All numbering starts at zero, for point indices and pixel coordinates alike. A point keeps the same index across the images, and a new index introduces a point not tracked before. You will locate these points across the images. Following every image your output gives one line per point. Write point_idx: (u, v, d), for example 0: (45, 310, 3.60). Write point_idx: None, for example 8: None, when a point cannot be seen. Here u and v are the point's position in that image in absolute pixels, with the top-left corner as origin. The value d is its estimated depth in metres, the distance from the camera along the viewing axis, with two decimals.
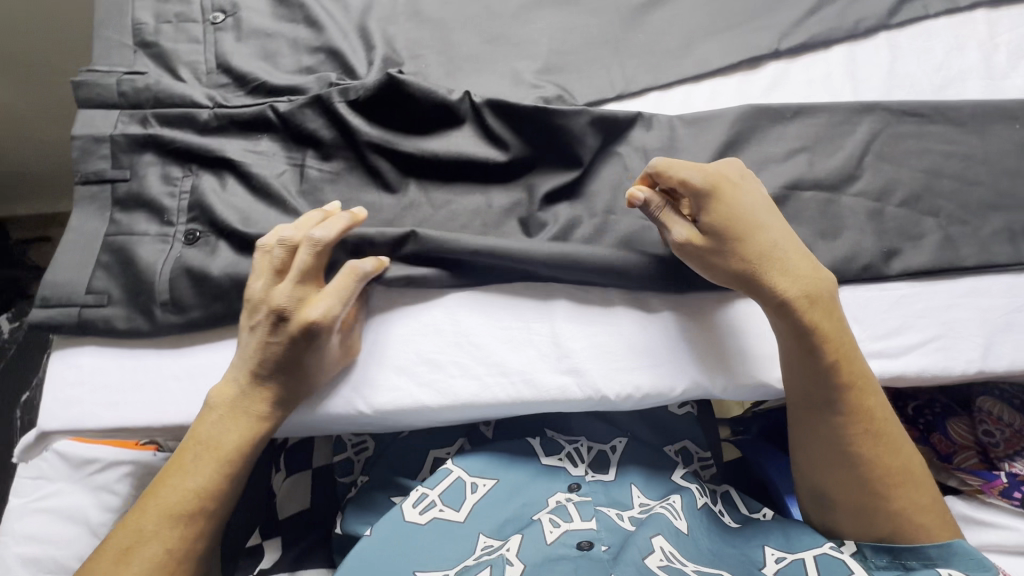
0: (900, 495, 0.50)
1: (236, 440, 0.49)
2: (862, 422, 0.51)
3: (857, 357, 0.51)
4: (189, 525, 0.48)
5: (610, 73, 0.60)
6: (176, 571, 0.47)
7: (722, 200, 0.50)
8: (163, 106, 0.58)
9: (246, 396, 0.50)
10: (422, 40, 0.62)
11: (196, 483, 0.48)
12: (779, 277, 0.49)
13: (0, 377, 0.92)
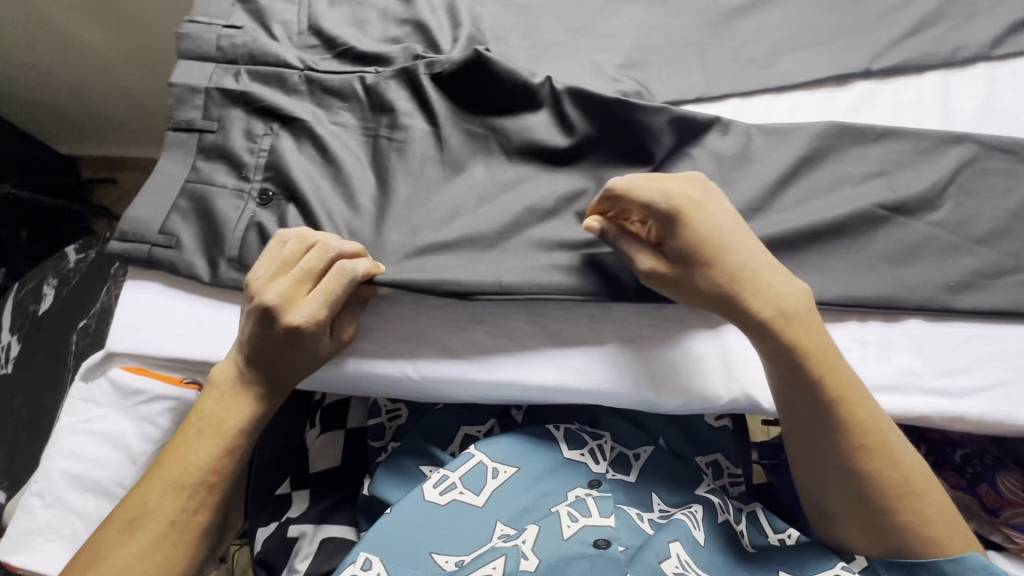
0: (904, 504, 0.48)
1: (238, 417, 0.51)
2: (853, 438, 0.48)
3: (840, 369, 0.49)
4: (193, 497, 0.49)
5: (693, 73, 0.60)
6: (181, 541, 0.48)
7: (691, 217, 0.47)
8: (256, 63, 0.60)
9: (247, 374, 0.51)
10: (508, 23, 0.62)
11: (198, 458, 0.50)
12: (755, 293, 0.47)
13: (63, 302, 0.98)
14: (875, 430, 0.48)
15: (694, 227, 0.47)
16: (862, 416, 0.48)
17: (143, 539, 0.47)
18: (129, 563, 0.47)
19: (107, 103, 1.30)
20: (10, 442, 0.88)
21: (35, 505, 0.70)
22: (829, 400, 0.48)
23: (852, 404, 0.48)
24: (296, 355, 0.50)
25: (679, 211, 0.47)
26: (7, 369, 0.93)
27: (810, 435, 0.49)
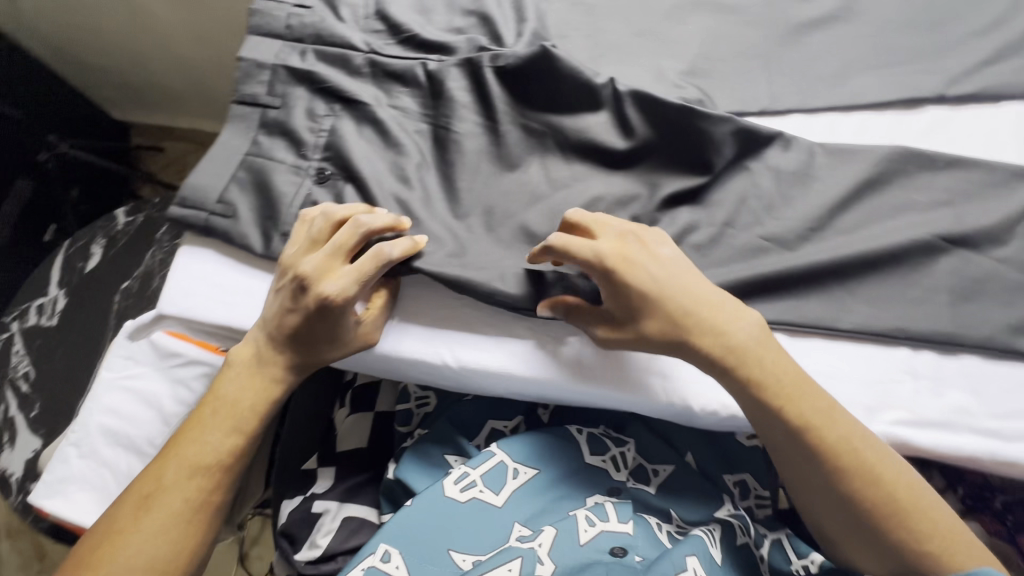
0: (899, 523, 0.45)
1: (250, 398, 0.53)
2: (826, 461, 0.46)
3: (806, 395, 0.47)
4: (208, 477, 0.52)
5: (758, 86, 0.59)
6: (196, 518, 0.51)
7: (626, 271, 0.48)
8: (322, 43, 0.61)
9: (260, 357, 0.54)
10: (573, 22, 0.62)
11: (212, 439, 0.52)
12: (703, 333, 0.47)
13: (110, 262, 1.01)
14: (852, 453, 0.46)
15: (629, 281, 0.47)
16: (836, 440, 0.46)
17: (160, 515, 0.50)
18: (145, 538, 0.49)
19: (167, 75, 1.35)
20: (53, 392, 0.92)
21: (70, 454, 0.74)
22: (795, 430, 0.46)
23: (821, 430, 0.46)
24: (310, 338, 0.51)
25: (614, 267, 0.48)
26: (52, 322, 0.97)
27: (790, 462, 0.48)
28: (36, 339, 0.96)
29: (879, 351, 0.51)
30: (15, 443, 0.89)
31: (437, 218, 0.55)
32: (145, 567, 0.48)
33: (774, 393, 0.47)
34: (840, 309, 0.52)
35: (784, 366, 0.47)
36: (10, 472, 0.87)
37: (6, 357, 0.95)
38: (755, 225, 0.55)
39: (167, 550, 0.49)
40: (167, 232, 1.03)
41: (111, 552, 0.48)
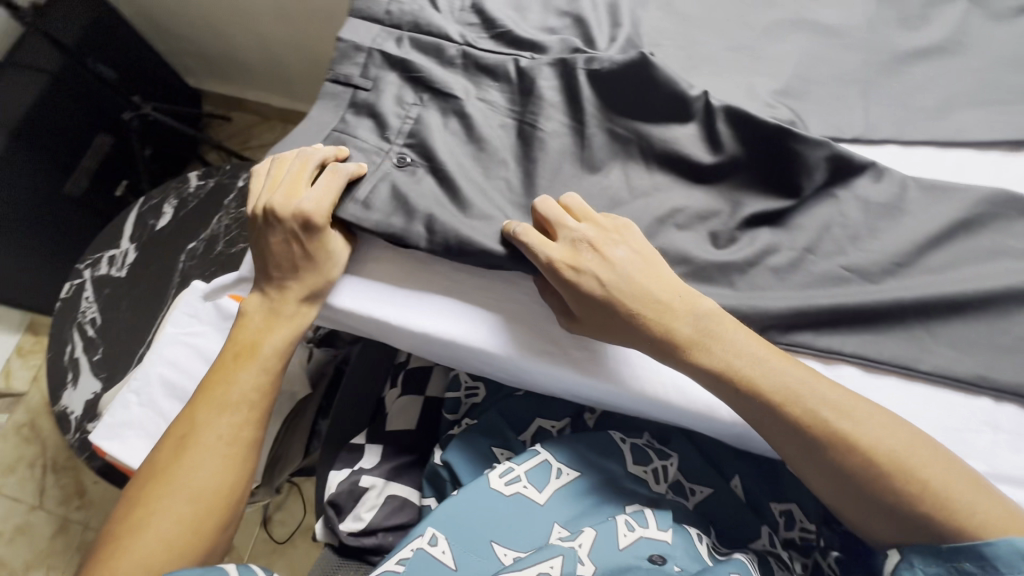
0: (888, 484, 0.43)
1: (273, 337, 0.56)
2: (807, 437, 0.46)
3: (763, 372, 0.47)
4: (237, 412, 0.54)
5: (854, 113, 0.57)
6: (231, 453, 0.53)
7: (571, 276, 0.50)
8: (418, 31, 0.62)
9: (274, 298, 0.57)
10: (669, 31, 0.62)
11: (238, 379, 0.55)
12: (649, 322, 0.49)
13: (180, 222, 1.05)
14: (820, 425, 0.45)
15: (573, 287, 0.50)
16: (801, 415, 0.46)
17: (200, 452, 0.52)
18: (193, 476, 0.51)
19: (247, 51, 1.40)
20: (115, 340, 0.97)
21: (131, 401, 0.79)
22: (766, 409, 0.46)
23: (784, 407, 0.46)
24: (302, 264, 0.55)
25: (560, 274, 0.50)
26: (121, 273, 1.01)
27: (781, 446, 0.48)
28: (105, 288, 1.00)
29: (957, 398, 0.50)
30: (77, 383, 0.94)
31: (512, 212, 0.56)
32: (193, 500, 0.51)
33: (729, 376, 0.47)
34: (920, 349, 0.50)
35: (740, 342, 0.48)
36: (71, 410, 0.93)
37: (75, 302, 0.99)
38: (836, 254, 0.54)
39: (214, 485, 0.52)
40: (235, 198, 1.06)
41: (161, 492, 0.51)
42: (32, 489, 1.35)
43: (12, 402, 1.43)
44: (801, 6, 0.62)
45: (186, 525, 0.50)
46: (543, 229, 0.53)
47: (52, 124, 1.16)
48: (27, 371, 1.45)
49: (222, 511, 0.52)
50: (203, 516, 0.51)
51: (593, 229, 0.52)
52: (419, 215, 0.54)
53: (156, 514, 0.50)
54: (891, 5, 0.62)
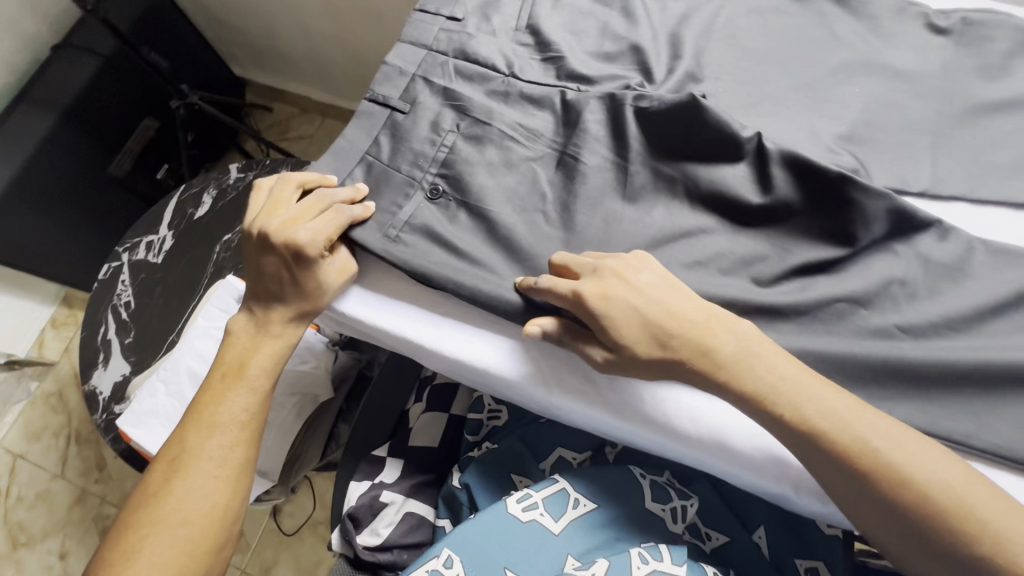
0: (943, 519, 0.40)
1: (262, 353, 0.55)
2: (853, 468, 0.42)
3: (807, 398, 0.44)
4: (227, 432, 0.52)
5: (920, 165, 0.55)
6: (223, 473, 0.51)
7: (600, 305, 0.47)
8: (471, 50, 0.61)
9: (264, 317, 0.56)
10: (730, 66, 0.60)
11: (226, 399, 0.53)
12: (683, 346, 0.46)
13: (216, 212, 1.06)
14: (869, 452, 0.42)
15: (604, 318, 0.47)
16: (852, 445, 0.42)
17: (193, 476, 0.50)
18: (188, 501, 0.50)
19: (296, 47, 1.42)
20: (147, 326, 0.98)
21: (159, 390, 0.81)
22: (806, 436, 0.44)
23: (832, 434, 0.43)
24: (291, 289, 0.54)
25: (589, 304, 0.47)
26: (158, 259, 1.03)
27: (826, 479, 0.44)
28: (140, 273, 1.02)
29: (1012, 479, 0.47)
30: (108, 364, 0.96)
31: (552, 242, 0.55)
32: (189, 524, 0.49)
33: (768, 398, 0.45)
34: (977, 424, 0.47)
35: (781, 365, 0.45)
36: (100, 390, 0.95)
37: (111, 284, 1.02)
38: (892, 311, 0.51)
39: (209, 509, 0.50)
40: None
41: (154, 518, 0.49)
42: (56, 458, 1.39)
43: (43, 371, 1.47)
44: (871, 48, 0.60)
45: (183, 550, 0.48)
46: (563, 265, 0.51)
47: (98, 108, 1.22)
48: (59, 342, 1.49)
49: (220, 534, 0.50)
50: (200, 540, 0.49)
51: (615, 258, 0.50)
52: (456, 251, 0.55)
53: (151, 540, 0.48)
54: (970, 52, 0.58)
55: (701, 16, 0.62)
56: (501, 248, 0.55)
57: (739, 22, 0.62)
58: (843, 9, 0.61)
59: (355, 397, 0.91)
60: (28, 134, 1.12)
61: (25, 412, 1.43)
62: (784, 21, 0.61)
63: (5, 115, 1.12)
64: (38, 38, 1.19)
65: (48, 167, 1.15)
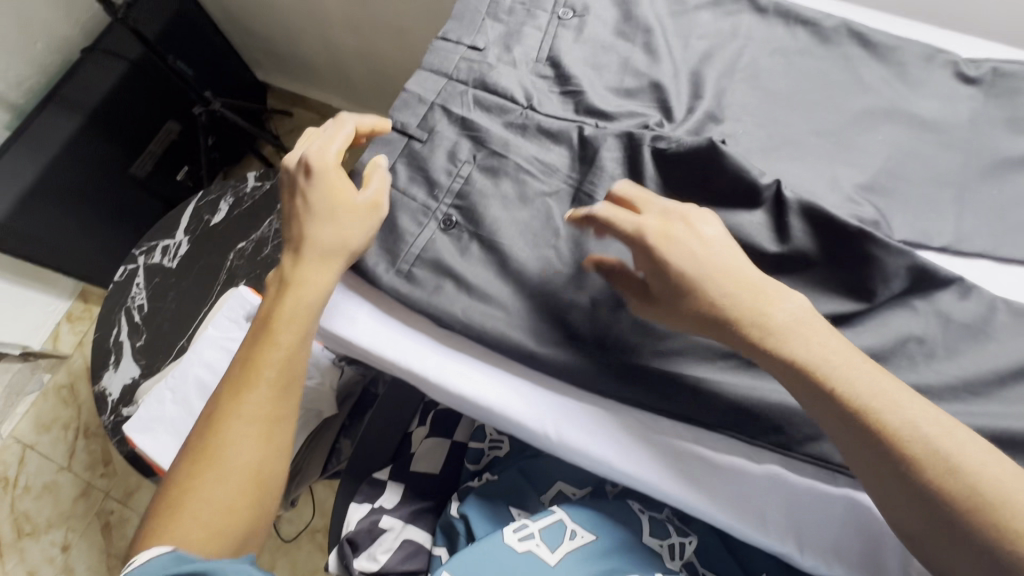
0: (989, 513, 0.37)
1: (297, 304, 0.52)
2: (896, 451, 0.40)
3: (857, 375, 0.43)
4: (263, 385, 0.50)
5: (942, 220, 0.54)
6: (262, 425, 0.49)
7: (660, 244, 0.47)
8: (489, 82, 0.61)
9: (296, 265, 0.53)
10: (751, 107, 0.59)
11: (262, 354, 0.51)
12: (735, 303, 0.45)
13: (233, 221, 1.07)
14: (914, 435, 0.40)
15: (663, 259, 0.47)
16: (898, 426, 0.41)
17: (231, 430, 0.48)
18: (226, 459, 0.47)
19: (317, 57, 1.44)
20: (159, 330, 0.99)
21: (166, 397, 0.81)
22: (851, 413, 0.42)
23: (879, 413, 0.41)
24: (306, 216, 0.54)
25: (649, 241, 0.47)
26: (173, 264, 1.04)
27: (866, 465, 0.42)
28: (155, 277, 1.04)
29: None
30: (118, 366, 0.98)
31: (562, 279, 0.54)
32: (229, 479, 0.47)
33: (814, 372, 0.43)
34: None
35: (833, 342, 0.44)
36: (109, 392, 0.96)
37: (126, 286, 1.03)
38: (908, 369, 0.50)
39: (247, 466, 0.48)
40: None
41: (191, 480, 0.47)
42: (64, 450, 1.41)
43: (56, 363, 1.49)
44: (898, 95, 0.58)
45: (224, 506, 0.46)
46: (627, 201, 0.51)
47: (124, 111, 1.25)
48: (73, 335, 1.51)
49: (258, 493, 0.48)
50: (241, 500, 0.47)
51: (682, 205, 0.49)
52: (465, 285, 0.55)
53: (191, 499, 0.46)
54: (1000, 103, 0.57)
55: (725, 55, 0.61)
56: (511, 282, 0.55)
57: (762, 62, 0.61)
58: (870, 53, 0.60)
59: (358, 413, 0.91)
60: (55, 133, 1.15)
61: (36, 403, 1.46)
62: (809, 63, 0.60)
63: (34, 115, 1.14)
64: (68, 41, 1.22)
65: (72, 167, 1.18)
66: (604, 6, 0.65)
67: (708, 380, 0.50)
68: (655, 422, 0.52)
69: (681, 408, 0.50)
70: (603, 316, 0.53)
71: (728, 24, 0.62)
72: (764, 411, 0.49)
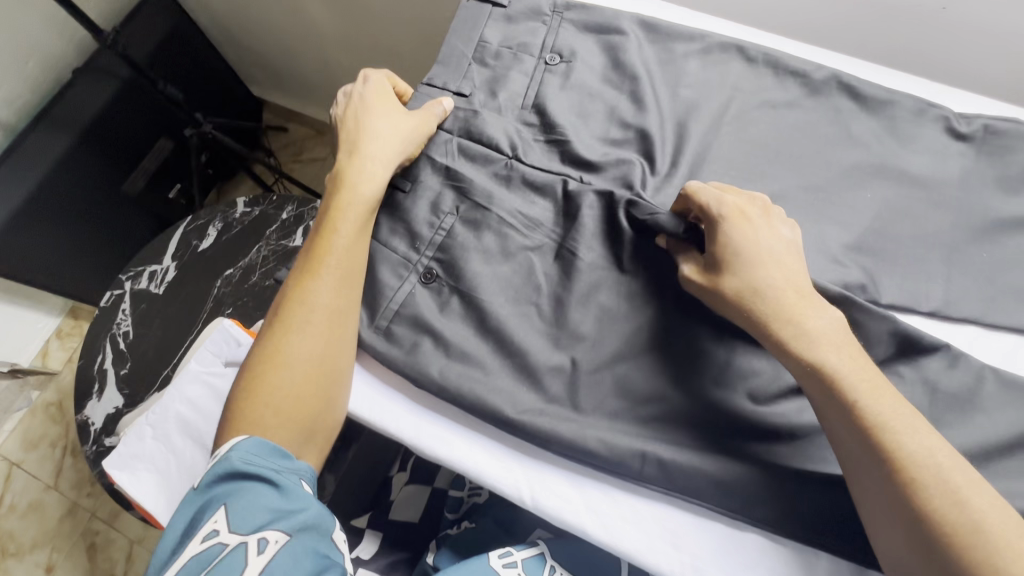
0: (980, 557, 0.37)
1: (357, 205, 0.55)
2: (905, 471, 0.40)
3: (882, 398, 0.43)
4: (330, 279, 0.53)
5: (929, 282, 0.53)
6: (332, 316, 0.53)
7: (739, 224, 0.49)
8: (474, 131, 0.60)
9: (355, 171, 0.56)
10: (738, 161, 0.58)
11: (327, 253, 0.54)
12: (780, 295, 0.46)
13: (221, 247, 1.06)
14: (924, 459, 0.40)
15: (733, 235, 0.48)
16: (913, 451, 0.41)
17: (304, 324, 0.52)
18: (296, 353, 0.52)
19: (312, 75, 1.44)
20: (143, 358, 0.99)
21: (146, 434, 0.80)
22: (867, 431, 0.42)
23: (895, 434, 0.41)
24: (365, 118, 0.59)
25: (730, 215, 0.49)
26: (159, 290, 1.03)
27: (869, 479, 0.42)
28: (141, 303, 1.02)
29: None
30: (102, 395, 0.97)
31: (543, 337, 0.54)
32: (303, 367, 0.51)
33: (837, 384, 0.44)
34: None
35: (862, 360, 0.45)
36: (92, 422, 0.96)
37: (111, 312, 1.02)
38: None
39: (313, 361, 0.51)
40: (277, 229, 1.05)
41: (266, 374, 0.51)
42: (51, 468, 1.40)
43: (45, 380, 1.48)
44: (888, 150, 0.57)
45: (299, 392, 0.51)
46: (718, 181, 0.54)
47: (117, 128, 1.23)
48: (63, 352, 1.50)
49: (327, 384, 0.52)
50: (315, 388, 0.51)
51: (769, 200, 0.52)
52: (445, 343, 0.54)
53: (268, 386, 0.51)
54: (992, 161, 0.56)
55: (712, 106, 0.60)
56: (491, 339, 0.54)
57: (751, 114, 0.60)
58: (861, 106, 0.59)
59: None
60: (45, 154, 1.14)
61: (24, 420, 1.45)
62: (798, 116, 0.59)
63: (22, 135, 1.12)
64: (61, 57, 1.19)
65: (63, 186, 1.17)
66: (591, 51, 0.63)
67: (684, 448, 0.49)
68: (633, 493, 0.50)
69: (656, 479, 0.49)
70: (581, 379, 0.53)
71: (717, 74, 0.61)
72: (742, 480, 0.48)
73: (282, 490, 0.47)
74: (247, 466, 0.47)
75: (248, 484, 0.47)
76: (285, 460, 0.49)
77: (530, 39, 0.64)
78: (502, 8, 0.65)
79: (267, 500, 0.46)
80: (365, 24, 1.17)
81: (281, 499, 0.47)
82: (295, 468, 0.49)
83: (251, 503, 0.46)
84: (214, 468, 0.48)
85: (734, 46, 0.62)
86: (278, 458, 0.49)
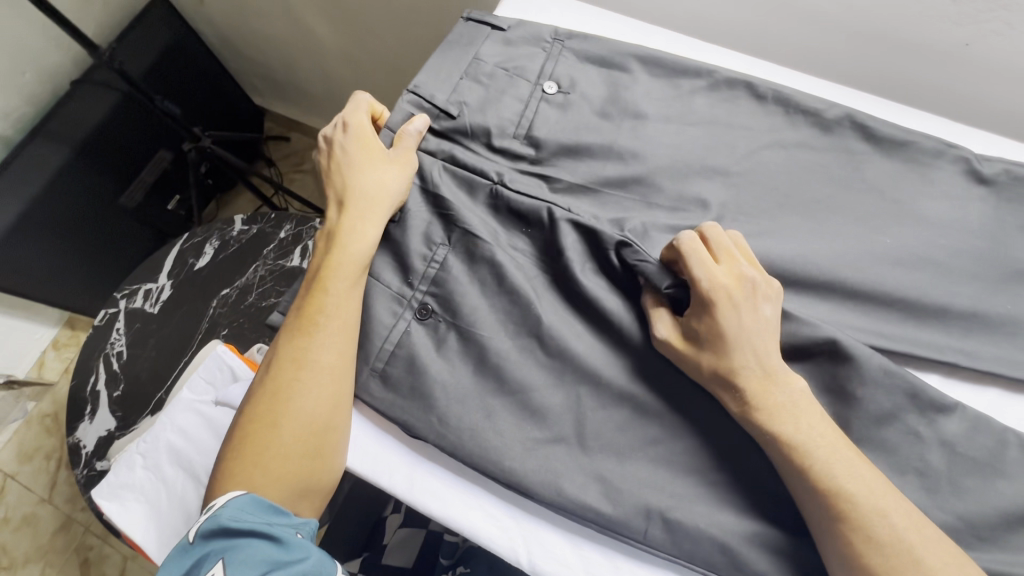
0: None
1: (352, 257, 0.53)
2: (861, 531, 0.40)
3: (841, 464, 0.42)
4: (323, 336, 0.51)
5: (945, 336, 0.51)
6: (325, 376, 0.50)
7: (722, 309, 0.46)
8: (459, 164, 0.58)
9: (347, 223, 0.54)
10: (747, 205, 0.56)
11: (321, 311, 0.52)
12: (749, 372, 0.45)
13: (218, 266, 1.04)
14: (880, 518, 0.40)
15: (715, 314, 0.46)
16: (868, 508, 0.40)
17: (297, 384, 0.50)
18: (287, 413, 0.50)
19: (313, 88, 1.42)
20: (136, 379, 0.97)
21: (136, 463, 0.78)
22: (821, 492, 0.41)
23: (850, 494, 0.41)
24: (349, 169, 0.56)
25: (714, 298, 0.46)
26: (154, 309, 1.01)
27: (827, 540, 0.42)
28: (136, 323, 1.01)
29: None
30: (94, 417, 0.95)
31: (542, 385, 0.52)
32: (297, 429, 0.49)
33: (795, 451, 0.43)
34: None
35: (823, 426, 0.44)
36: (83, 444, 0.94)
37: (106, 332, 1.00)
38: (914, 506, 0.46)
39: (309, 424, 0.49)
40: (274, 248, 1.03)
41: (258, 436, 0.50)
42: (45, 481, 1.39)
43: (41, 391, 1.47)
44: (904, 195, 0.55)
45: (294, 455, 0.49)
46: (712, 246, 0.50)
47: (114, 141, 1.22)
48: (60, 362, 1.49)
49: (323, 444, 0.50)
50: (309, 449, 0.49)
51: (760, 272, 0.48)
52: (439, 387, 0.52)
53: (262, 450, 0.49)
54: (1013, 208, 0.54)
55: (721, 146, 0.58)
56: (487, 386, 0.52)
57: (760, 155, 0.57)
58: (875, 148, 0.57)
59: None
60: (40, 164, 1.11)
61: (19, 432, 1.43)
62: (808, 157, 0.57)
63: (18, 148, 1.09)
64: (61, 70, 1.17)
65: (59, 198, 1.14)
66: (593, 83, 0.61)
67: (691, 508, 0.47)
68: (634, 557, 0.48)
69: (660, 541, 0.46)
70: (585, 433, 0.50)
71: (724, 111, 0.59)
72: (752, 549, 0.45)
73: (278, 542, 0.46)
74: (239, 523, 0.46)
75: (241, 540, 0.45)
76: (280, 516, 0.47)
77: (528, 64, 0.62)
78: (500, 31, 0.63)
79: (262, 553, 0.45)
80: (366, 39, 1.16)
81: (278, 551, 0.45)
82: (291, 522, 0.48)
83: (245, 557, 0.44)
84: (206, 524, 0.46)
85: (743, 83, 0.59)
86: (272, 513, 0.47)
